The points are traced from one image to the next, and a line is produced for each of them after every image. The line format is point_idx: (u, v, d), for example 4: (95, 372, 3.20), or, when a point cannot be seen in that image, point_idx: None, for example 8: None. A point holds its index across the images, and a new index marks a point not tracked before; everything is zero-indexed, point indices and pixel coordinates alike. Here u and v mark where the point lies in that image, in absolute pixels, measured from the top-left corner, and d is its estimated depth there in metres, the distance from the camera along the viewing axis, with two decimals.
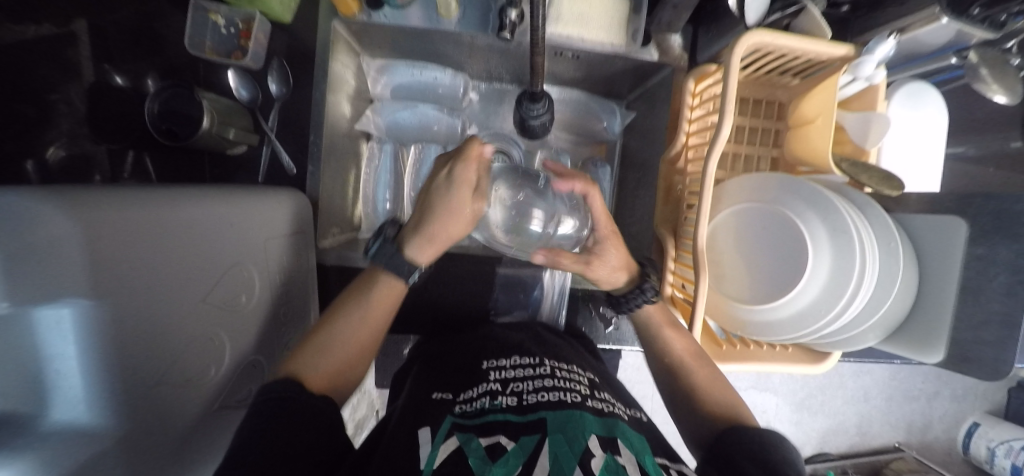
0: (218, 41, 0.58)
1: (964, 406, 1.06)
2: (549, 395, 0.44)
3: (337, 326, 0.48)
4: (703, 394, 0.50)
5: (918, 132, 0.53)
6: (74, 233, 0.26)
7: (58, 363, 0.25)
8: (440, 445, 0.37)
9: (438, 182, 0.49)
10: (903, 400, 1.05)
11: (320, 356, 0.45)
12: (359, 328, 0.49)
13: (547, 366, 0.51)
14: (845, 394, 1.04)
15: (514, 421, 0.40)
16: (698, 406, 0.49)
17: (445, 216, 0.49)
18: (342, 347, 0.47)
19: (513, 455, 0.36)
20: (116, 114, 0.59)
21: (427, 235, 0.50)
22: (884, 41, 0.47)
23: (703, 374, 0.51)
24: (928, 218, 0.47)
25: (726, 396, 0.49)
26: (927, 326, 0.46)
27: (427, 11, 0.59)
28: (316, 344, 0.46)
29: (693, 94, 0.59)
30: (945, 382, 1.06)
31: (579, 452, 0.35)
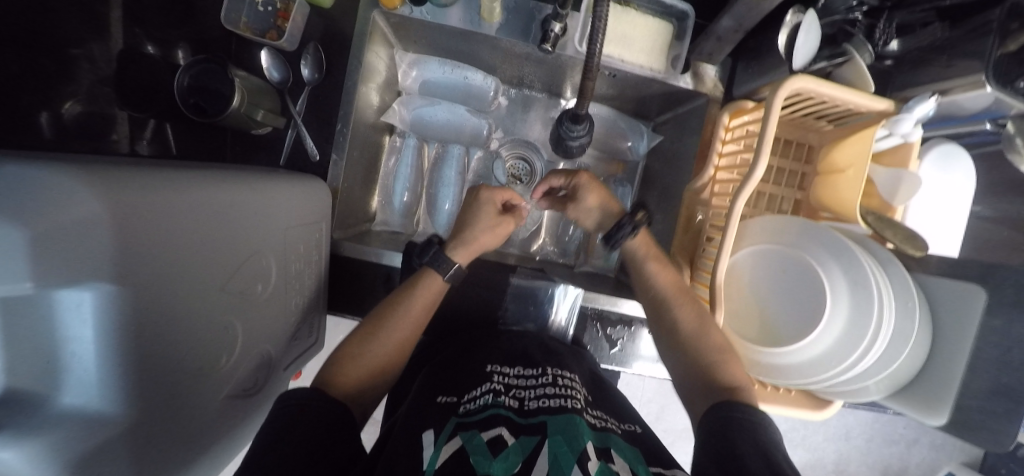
0: (255, 18, 0.57)
1: (941, 456, 1.08)
2: (551, 401, 0.44)
3: (381, 328, 0.51)
4: (707, 361, 0.49)
5: (946, 194, 0.53)
6: (101, 214, 0.25)
7: (73, 346, 0.25)
8: (442, 448, 0.38)
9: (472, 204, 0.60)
10: (884, 443, 1.07)
11: (363, 353, 0.49)
12: (398, 328, 0.52)
13: (548, 375, 0.50)
14: (827, 431, 1.05)
15: (514, 420, 0.41)
16: (704, 375, 0.48)
17: (479, 227, 0.58)
18: (378, 347, 0.50)
19: (512, 452, 0.37)
20: (142, 81, 0.58)
21: (465, 240, 0.57)
22: (925, 101, 0.47)
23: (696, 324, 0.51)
24: (946, 282, 0.47)
25: (731, 366, 0.48)
26: (935, 388, 0.46)
27: (469, 12, 0.58)
28: (360, 340, 0.50)
29: (727, 128, 0.59)
30: (926, 430, 1.07)
31: (576, 451, 0.37)
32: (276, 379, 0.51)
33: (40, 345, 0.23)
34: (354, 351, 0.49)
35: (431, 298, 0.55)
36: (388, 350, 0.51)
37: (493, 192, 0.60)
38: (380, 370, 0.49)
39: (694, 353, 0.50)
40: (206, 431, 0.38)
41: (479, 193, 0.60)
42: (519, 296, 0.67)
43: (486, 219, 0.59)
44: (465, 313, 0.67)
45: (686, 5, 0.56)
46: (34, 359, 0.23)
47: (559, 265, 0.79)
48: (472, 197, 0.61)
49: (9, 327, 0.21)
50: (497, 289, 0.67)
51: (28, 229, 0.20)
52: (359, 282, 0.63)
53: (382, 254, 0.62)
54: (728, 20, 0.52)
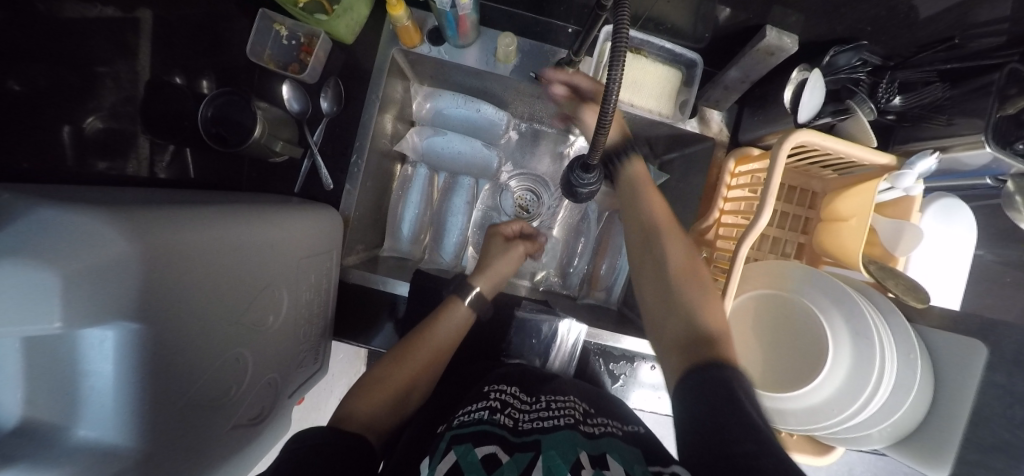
0: (279, 51, 0.59)
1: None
2: (545, 422, 0.45)
3: (404, 351, 0.54)
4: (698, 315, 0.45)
5: (948, 246, 0.54)
6: (127, 254, 0.26)
7: (93, 380, 0.26)
8: (437, 464, 0.39)
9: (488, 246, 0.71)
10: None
11: (383, 382, 0.51)
12: (420, 350, 0.55)
13: (542, 401, 0.50)
14: (833, 471, 1.03)
15: (508, 439, 0.41)
16: (690, 324, 0.45)
17: (495, 258, 0.68)
18: (398, 371, 0.52)
19: (506, 469, 0.37)
20: (169, 112, 0.60)
21: (483, 266, 0.66)
22: (927, 157, 0.48)
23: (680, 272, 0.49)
24: (945, 335, 0.48)
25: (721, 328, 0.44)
26: (938, 440, 0.46)
27: (484, 53, 0.61)
28: (383, 370, 0.52)
29: (733, 173, 0.60)
30: None
31: (569, 462, 0.37)
32: (282, 408, 0.50)
33: (62, 377, 0.25)
34: (375, 377, 0.51)
35: (456, 323, 0.59)
36: (407, 375, 0.52)
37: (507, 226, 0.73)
38: (401, 395, 0.51)
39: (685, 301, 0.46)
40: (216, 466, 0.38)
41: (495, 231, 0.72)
42: (521, 329, 0.65)
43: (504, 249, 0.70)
44: (472, 343, 0.67)
45: (695, 55, 0.58)
46: (46, 390, 0.24)
47: (563, 297, 0.79)
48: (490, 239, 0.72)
49: (37, 362, 0.23)
50: (501, 321, 0.68)
51: (59, 271, 0.22)
52: (365, 310, 0.63)
53: (388, 282, 0.63)
54: (736, 72, 0.54)
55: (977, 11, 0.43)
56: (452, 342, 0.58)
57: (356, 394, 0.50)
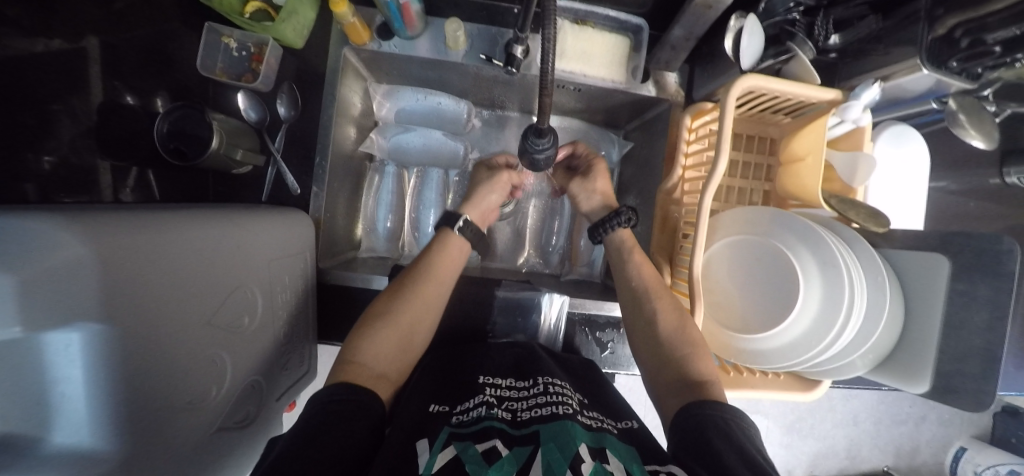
0: (230, 62, 0.59)
1: (951, 430, 1.07)
2: (542, 410, 0.45)
3: (410, 285, 0.54)
4: (678, 354, 0.50)
5: (903, 170, 0.55)
6: (89, 258, 0.26)
7: (63, 387, 0.25)
8: (437, 453, 0.37)
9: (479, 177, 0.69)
10: (892, 424, 1.06)
11: (386, 322, 0.50)
12: (427, 283, 0.55)
13: (540, 384, 0.51)
14: (834, 417, 1.04)
15: (508, 432, 0.41)
16: (680, 372, 0.49)
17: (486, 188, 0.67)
18: (407, 306, 0.52)
19: (507, 463, 0.36)
20: (126, 132, 0.60)
21: (474, 200, 0.65)
22: (869, 87, 0.51)
23: (670, 322, 0.53)
24: (910, 253, 0.49)
25: (700, 360, 0.49)
26: (911, 360, 0.48)
27: (435, 42, 0.62)
28: (384, 311, 0.51)
29: (690, 129, 0.62)
30: (932, 407, 1.07)
31: (569, 457, 0.36)
32: (271, 411, 0.51)
33: (29, 387, 0.24)
34: (382, 313, 0.51)
35: (457, 255, 0.60)
36: (416, 310, 0.52)
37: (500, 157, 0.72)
38: (411, 332, 0.51)
39: (665, 350, 0.51)
40: (196, 471, 0.38)
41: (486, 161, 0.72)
42: (508, 308, 0.68)
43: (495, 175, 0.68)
44: (456, 329, 0.67)
45: (639, 19, 0.60)
46: (20, 403, 0.23)
47: (547, 275, 0.81)
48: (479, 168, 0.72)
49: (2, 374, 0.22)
50: (483, 303, 0.68)
51: (16, 276, 0.21)
52: (348, 309, 0.64)
53: (371, 280, 0.63)
54: (679, 30, 0.55)
55: None
56: (452, 275, 0.58)
57: (365, 332, 0.49)
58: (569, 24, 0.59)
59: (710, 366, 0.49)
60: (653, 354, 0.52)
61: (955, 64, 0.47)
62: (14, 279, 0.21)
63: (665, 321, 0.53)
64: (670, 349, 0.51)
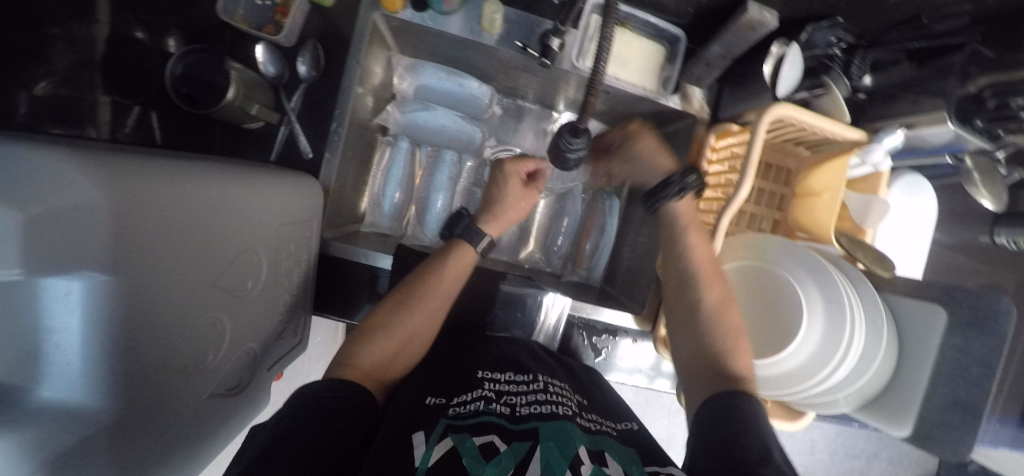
0: (252, 11, 0.56)
1: (899, 470, 1.13)
2: (542, 408, 0.44)
3: (414, 299, 0.53)
4: (719, 345, 0.50)
5: (911, 218, 0.57)
6: (96, 201, 0.23)
7: (58, 336, 0.23)
8: (434, 447, 0.37)
9: (497, 179, 0.63)
10: (846, 457, 1.11)
11: (397, 313, 0.52)
12: (437, 284, 0.54)
13: (540, 382, 0.50)
14: (795, 445, 1.08)
15: (506, 426, 0.41)
16: (711, 361, 0.49)
17: (509, 198, 0.62)
18: (408, 318, 0.52)
19: (505, 458, 0.37)
20: (137, 69, 0.55)
21: (495, 213, 0.61)
22: (893, 132, 0.51)
23: (712, 305, 0.53)
24: (914, 303, 0.49)
25: (740, 357, 0.49)
26: (895, 403, 0.49)
27: (469, 22, 0.59)
28: (398, 300, 0.53)
29: (714, 149, 0.63)
30: (885, 445, 1.12)
31: (569, 456, 0.37)
32: (262, 381, 0.49)
33: (23, 333, 0.21)
34: (382, 323, 0.51)
35: (461, 269, 0.57)
36: (417, 322, 0.52)
37: (517, 165, 0.63)
38: (409, 341, 0.52)
39: (704, 336, 0.51)
40: (187, 439, 0.36)
41: (504, 167, 0.63)
42: (508, 301, 0.66)
43: (513, 192, 0.63)
44: (454, 316, 0.67)
45: (677, 30, 0.60)
46: (14, 350, 0.21)
47: (547, 273, 0.81)
48: (497, 169, 0.64)
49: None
50: (485, 295, 0.67)
51: (23, 213, 0.19)
52: (347, 282, 0.62)
53: (370, 256, 0.61)
54: (718, 47, 0.55)
55: None
56: (461, 279, 0.57)
57: (377, 321, 0.51)
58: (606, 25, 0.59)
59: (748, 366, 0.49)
60: (690, 339, 0.53)
61: (979, 122, 0.48)
62: (21, 214, 0.19)
63: (705, 304, 0.53)
64: (706, 339, 0.51)
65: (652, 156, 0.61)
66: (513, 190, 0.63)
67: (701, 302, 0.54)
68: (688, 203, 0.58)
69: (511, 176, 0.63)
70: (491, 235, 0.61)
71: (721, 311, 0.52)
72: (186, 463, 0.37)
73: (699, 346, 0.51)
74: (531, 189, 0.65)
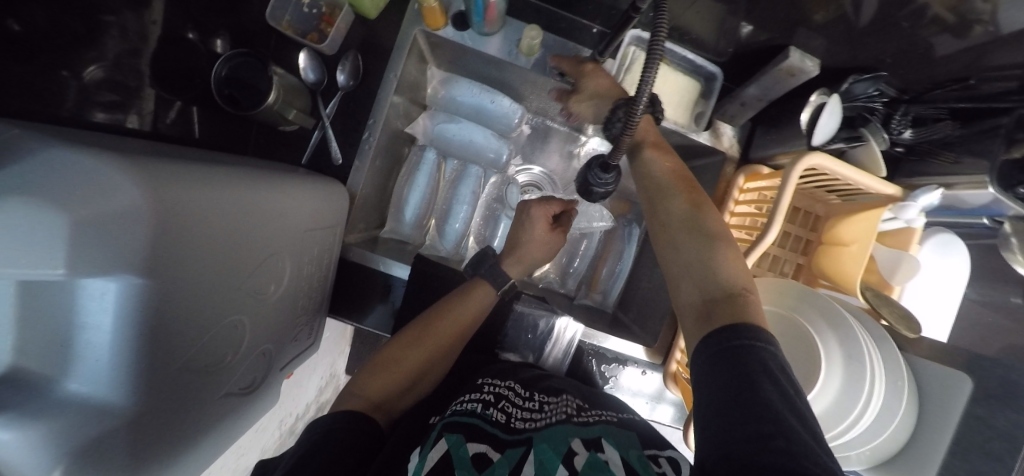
0: (299, 18, 0.57)
1: None
2: (539, 421, 0.44)
3: (427, 336, 0.53)
4: (713, 264, 0.43)
5: (942, 279, 0.55)
6: (141, 207, 0.25)
7: (89, 334, 0.25)
8: (428, 455, 0.38)
9: (523, 220, 0.66)
10: None
11: (409, 348, 0.52)
12: (451, 321, 0.55)
13: (535, 400, 0.49)
14: None
15: (499, 436, 0.41)
16: (707, 284, 0.42)
17: (533, 241, 0.64)
18: (419, 353, 0.52)
19: (498, 467, 0.37)
20: (186, 68, 0.56)
21: (517, 254, 0.63)
22: (931, 192, 0.49)
23: (692, 218, 0.47)
24: (938, 369, 0.48)
25: (742, 280, 0.41)
26: (909, 467, 0.47)
27: (507, 44, 0.60)
28: (411, 334, 0.53)
29: (742, 189, 0.62)
30: None
31: (562, 453, 0.38)
32: (275, 380, 0.50)
33: (50, 329, 0.24)
34: (392, 356, 0.51)
35: (478, 309, 0.57)
36: (427, 357, 0.52)
37: (544, 207, 0.65)
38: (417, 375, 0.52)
39: (689, 255, 0.45)
40: (194, 439, 0.36)
41: (531, 209, 0.65)
42: (519, 323, 0.67)
43: (539, 236, 0.65)
44: None
45: (715, 67, 0.59)
46: (42, 340, 0.23)
47: (560, 295, 0.81)
48: (525, 211, 0.66)
49: (21, 308, 0.22)
50: (498, 313, 0.68)
51: (70, 216, 0.20)
52: (363, 288, 0.63)
53: (389, 265, 0.62)
54: (754, 89, 0.55)
55: (992, 55, 0.45)
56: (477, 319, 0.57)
57: (388, 353, 0.51)
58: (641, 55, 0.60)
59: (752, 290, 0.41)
60: (673, 259, 0.46)
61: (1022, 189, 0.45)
62: (68, 217, 0.20)
63: (687, 216, 0.47)
64: (691, 256, 0.44)
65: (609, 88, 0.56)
66: (538, 231, 0.65)
67: (682, 214, 0.47)
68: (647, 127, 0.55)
69: (537, 218, 0.65)
70: (513, 278, 0.63)
71: (708, 219, 0.46)
72: (198, 462, 0.37)
73: (692, 273, 0.43)
74: (556, 231, 0.67)
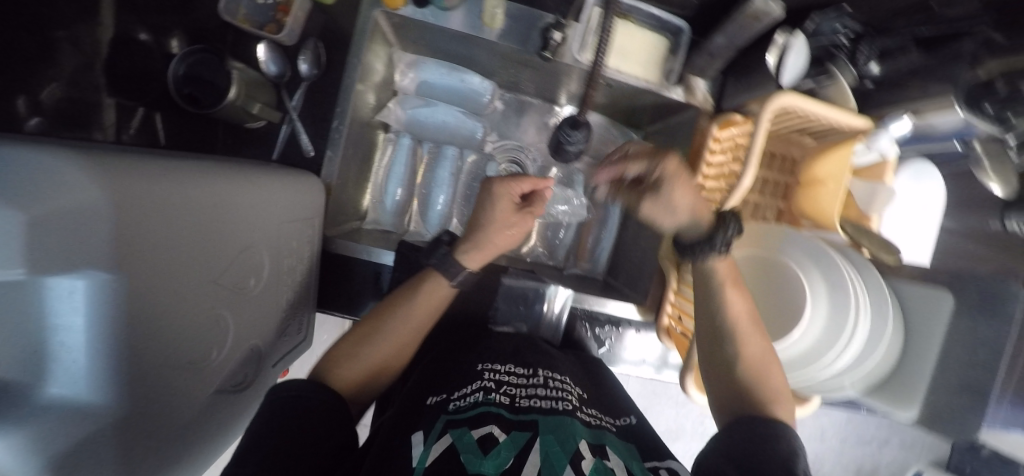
0: (254, 10, 0.56)
1: (911, 455, 1.17)
2: (542, 402, 0.46)
3: (380, 332, 0.52)
4: (739, 353, 0.49)
5: (919, 203, 0.56)
6: (100, 200, 0.23)
7: (62, 335, 0.23)
8: (431, 446, 0.38)
9: (484, 203, 0.59)
10: (858, 444, 1.14)
11: (363, 343, 0.52)
12: (410, 314, 0.54)
13: (540, 376, 0.51)
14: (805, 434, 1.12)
15: (505, 416, 0.42)
16: (731, 376, 0.49)
17: (494, 227, 0.58)
18: (376, 348, 0.52)
19: (504, 448, 0.38)
20: (138, 70, 0.54)
21: (476, 242, 0.57)
22: (901, 120, 0.50)
23: (740, 309, 0.50)
24: (917, 286, 0.50)
25: (771, 378, 0.48)
26: (902, 384, 0.49)
27: (469, 17, 0.59)
28: (363, 330, 0.53)
29: (716, 139, 0.62)
30: (896, 432, 1.16)
31: (569, 451, 0.38)
32: (265, 378, 0.50)
33: (22, 334, 0.21)
34: (346, 352, 0.51)
35: (437, 301, 0.56)
36: (385, 351, 0.52)
37: (510, 185, 0.58)
38: (378, 368, 0.52)
39: (723, 344, 0.50)
40: (194, 434, 0.37)
41: (494, 188, 0.58)
42: (511, 296, 0.67)
43: (501, 221, 0.59)
44: (458, 309, 0.68)
45: (681, 21, 0.58)
46: (15, 352, 0.21)
47: (549, 267, 0.82)
48: (485, 191, 0.60)
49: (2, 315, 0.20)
50: (489, 288, 0.68)
51: (25, 213, 0.19)
52: (348, 279, 0.63)
53: (373, 253, 0.62)
54: (722, 38, 0.54)
55: None
56: (435, 310, 0.56)
57: (344, 349, 0.51)
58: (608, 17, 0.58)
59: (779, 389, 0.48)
60: (709, 351, 0.51)
61: (987, 107, 0.47)
62: (23, 214, 0.18)
63: (734, 309, 0.50)
64: (726, 348, 0.50)
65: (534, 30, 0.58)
66: (502, 215, 0.58)
67: (730, 303, 0.50)
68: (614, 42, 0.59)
69: (503, 196, 0.58)
70: (471, 268, 0.58)
71: (741, 321, 0.50)
72: (198, 453, 0.38)
73: (719, 363, 0.50)
74: (524, 214, 0.60)
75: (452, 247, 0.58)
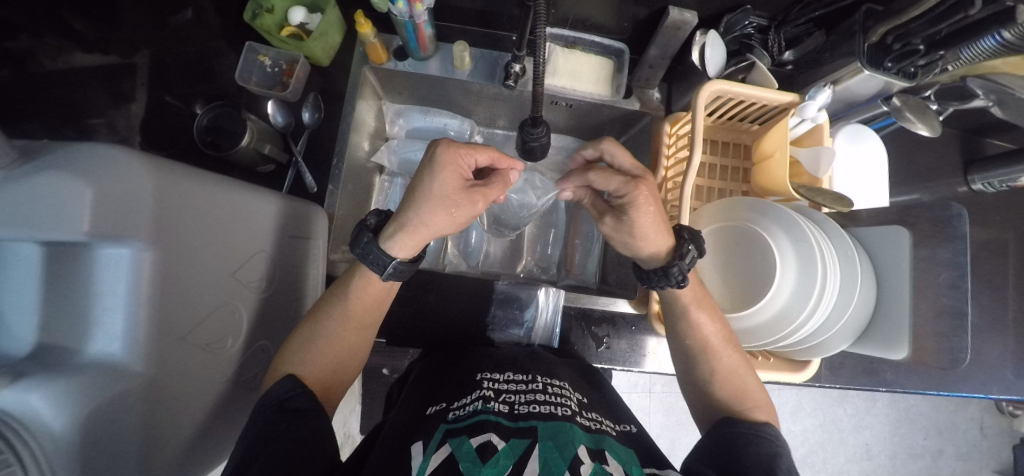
0: (263, 77, 0.67)
1: (971, 465, 1.10)
2: (542, 407, 0.45)
3: (322, 328, 0.49)
4: (719, 366, 0.52)
5: (860, 165, 0.62)
6: (145, 187, 0.29)
7: (107, 298, 0.28)
8: (431, 456, 0.37)
9: (421, 174, 0.46)
10: (908, 458, 1.09)
11: (308, 346, 0.48)
12: (348, 319, 0.50)
13: (539, 382, 0.51)
14: (847, 450, 1.08)
15: (504, 424, 0.41)
16: (714, 386, 0.52)
17: (427, 206, 0.46)
18: (317, 352, 0.47)
19: (502, 456, 0.36)
20: (168, 128, 0.68)
21: (405, 225, 0.47)
22: (822, 90, 0.57)
23: (713, 328, 0.53)
24: (877, 230, 0.53)
25: (747, 382, 0.52)
26: (888, 331, 0.50)
27: (444, 63, 0.71)
28: (302, 336, 0.48)
29: (670, 134, 0.69)
30: (947, 439, 1.10)
31: (569, 457, 0.36)
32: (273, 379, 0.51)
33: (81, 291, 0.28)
34: (289, 359, 0.47)
35: (377, 295, 0.52)
36: (328, 358, 0.48)
37: (458, 154, 0.46)
38: (326, 373, 0.48)
39: (703, 360, 0.53)
40: (217, 416, 0.40)
41: (439, 154, 0.45)
42: (504, 300, 0.72)
43: (440, 196, 0.46)
44: (455, 324, 0.70)
45: (620, 44, 0.70)
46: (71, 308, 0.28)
47: (543, 280, 0.84)
48: (430, 155, 0.46)
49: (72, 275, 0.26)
50: (483, 299, 0.71)
51: (92, 187, 0.25)
52: None
53: None
54: (655, 50, 0.64)
55: None
56: (381, 305, 0.52)
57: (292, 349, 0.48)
58: (559, 49, 0.69)
59: (757, 391, 0.51)
60: (692, 368, 0.54)
61: (890, 65, 0.55)
62: (90, 188, 0.25)
63: (708, 331, 0.53)
64: (707, 361, 0.53)
65: (497, 72, 0.71)
66: (440, 190, 0.45)
67: (705, 327, 0.53)
68: (565, 67, 0.70)
69: (448, 166, 0.45)
70: (401, 257, 0.49)
71: (721, 364, 0.52)
72: (213, 444, 0.39)
73: (702, 376, 0.53)
74: (473, 192, 0.48)
75: (379, 234, 0.49)
